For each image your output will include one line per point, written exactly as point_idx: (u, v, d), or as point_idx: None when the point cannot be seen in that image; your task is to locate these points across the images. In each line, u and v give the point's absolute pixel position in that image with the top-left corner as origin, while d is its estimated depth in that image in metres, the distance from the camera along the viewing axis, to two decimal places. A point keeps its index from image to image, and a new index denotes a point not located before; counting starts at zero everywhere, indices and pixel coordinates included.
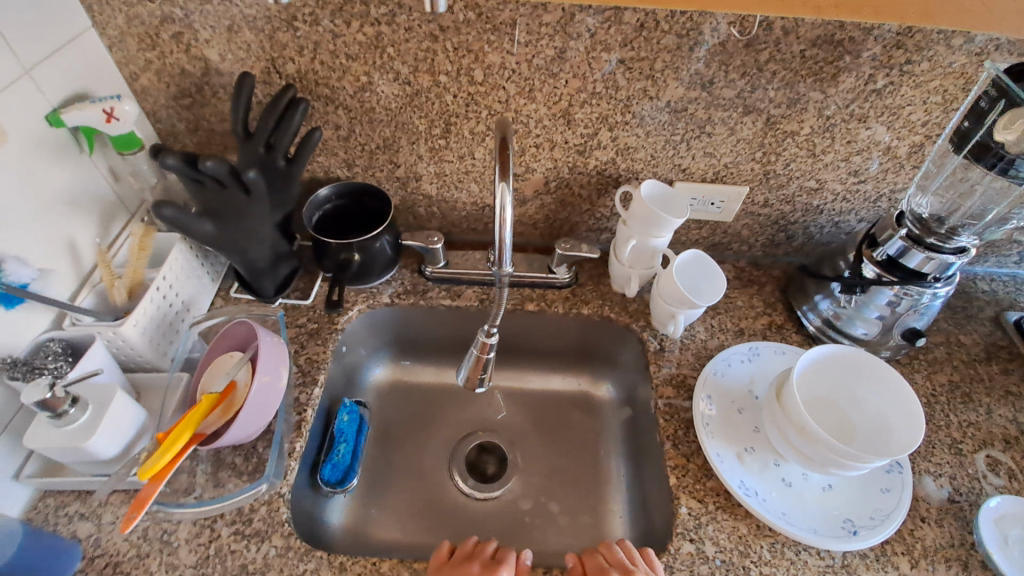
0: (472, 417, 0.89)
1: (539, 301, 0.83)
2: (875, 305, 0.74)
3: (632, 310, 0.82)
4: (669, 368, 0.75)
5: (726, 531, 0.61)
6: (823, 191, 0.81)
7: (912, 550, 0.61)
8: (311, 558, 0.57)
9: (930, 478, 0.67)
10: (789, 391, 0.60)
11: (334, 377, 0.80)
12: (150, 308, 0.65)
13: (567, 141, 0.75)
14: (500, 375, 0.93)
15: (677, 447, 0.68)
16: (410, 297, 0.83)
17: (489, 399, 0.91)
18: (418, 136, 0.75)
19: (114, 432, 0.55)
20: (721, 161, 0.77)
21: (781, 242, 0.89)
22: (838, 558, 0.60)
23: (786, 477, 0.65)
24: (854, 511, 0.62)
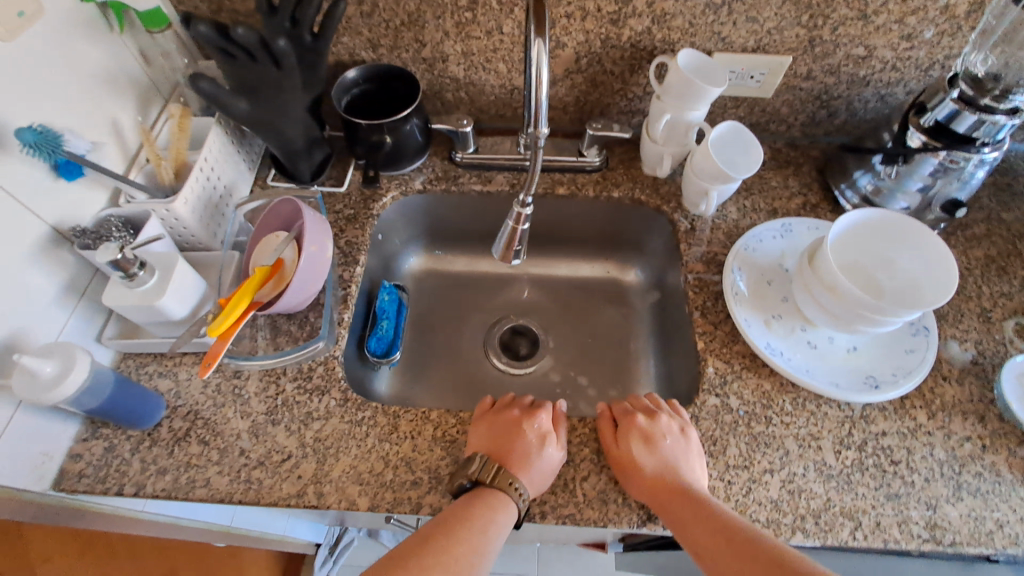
0: (505, 303, 0.93)
1: (570, 185, 0.83)
2: (917, 176, 0.72)
3: (664, 192, 0.82)
4: (699, 246, 0.76)
5: (750, 387, 0.65)
6: (871, 60, 0.77)
7: (931, 403, 0.64)
8: (367, 408, 0.63)
9: (956, 342, 0.69)
10: (823, 254, 0.60)
11: (373, 261, 0.83)
12: (196, 188, 0.68)
13: (600, 9, 0.72)
14: (530, 263, 0.96)
15: (705, 316, 0.70)
16: (442, 184, 0.83)
17: (520, 286, 0.94)
18: (444, 9, 0.72)
19: (180, 295, 0.60)
20: (763, 27, 0.73)
21: (822, 120, 0.85)
22: (857, 409, 0.64)
23: (812, 340, 0.67)
24: (876, 368, 0.65)
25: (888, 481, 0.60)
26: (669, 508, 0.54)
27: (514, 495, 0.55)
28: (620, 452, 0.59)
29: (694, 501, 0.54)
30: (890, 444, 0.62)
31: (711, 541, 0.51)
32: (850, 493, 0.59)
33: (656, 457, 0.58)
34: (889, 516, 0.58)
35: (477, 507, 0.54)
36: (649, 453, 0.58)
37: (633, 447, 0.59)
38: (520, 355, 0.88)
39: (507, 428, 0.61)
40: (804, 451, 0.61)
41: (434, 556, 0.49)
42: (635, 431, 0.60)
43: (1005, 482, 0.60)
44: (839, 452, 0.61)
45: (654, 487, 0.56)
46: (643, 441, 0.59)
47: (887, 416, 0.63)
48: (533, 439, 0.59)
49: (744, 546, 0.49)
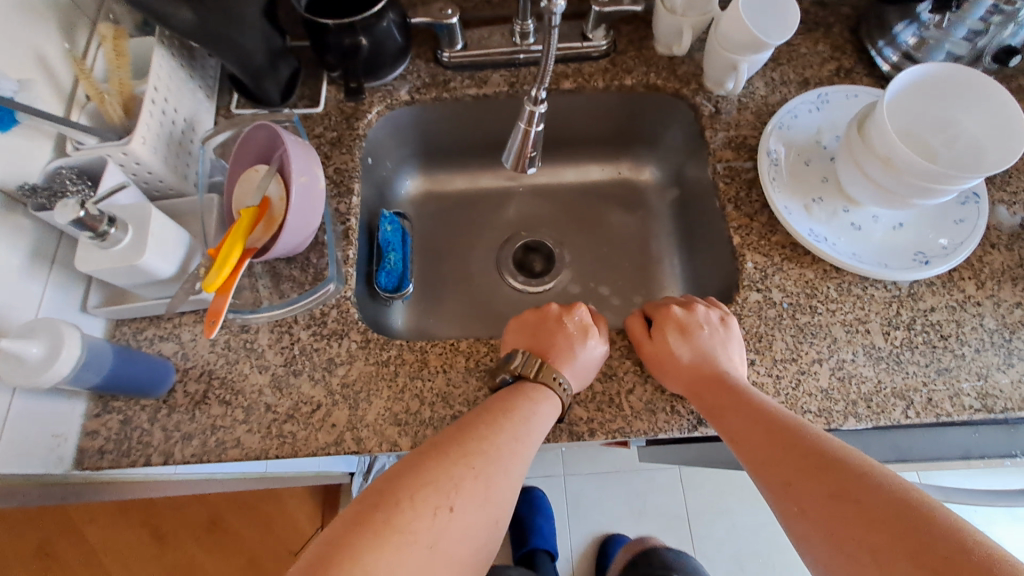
0: (514, 220, 0.86)
1: (576, 77, 0.74)
2: (968, 21, 0.64)
3: (681, 74, 0.72)
4: (726, 130, 0.69)
5: (793, 278, 0.61)
6: None
7: (979, 273, 0.61)
8: (392, 346, 0.59)
9: (1004, 207, 0.64)
10: (877, 116, 0.54)
11: (367, 188, 0.75)
12: (152, 124, 0.58)
13: None
14: (537, 174, 0.88)
15: (740, 208, 0.65)
16: (431, 91, 0.73)
17: (528, 199, 0.87)
18: None
19: (163, 250, 0.53)
20: None
21: None
22: (904, 288, 0.60)
23: (855, 221, 0.63)
24: (924, 243, 0.61)
25: (938, 356, 0.58)
26: (708, 400, 0.52)
27: (556, 387, 0.53)
28: (661, 351, 0.56)
29: (734, 393, 0.51)
30: (939, 319, 0.59)
31: (751, 426, 0.48)
32: (900, 373, 0.57)
33: (696, 354, 0.55)
34: (941, 391, 0.56)
35: (520, 398, 0.52)
36: (690, 350, 0.55)
37: (676, 344, 0.56)
38: (537, 272, 0.84)
39: (545, 327, 0.59)
40: (852, 337, 0.59)
41: (475, 442, 0.47)
42: (676, 329, 0.57)
43: None
44: (888, 333, 0.59)
45: (694, 380, 0.54)
46: (683, 338, 0.57)
47: (935, 292, 0.60)
48: (573, 333, 0.57)
49: (785, 433, 0.46)
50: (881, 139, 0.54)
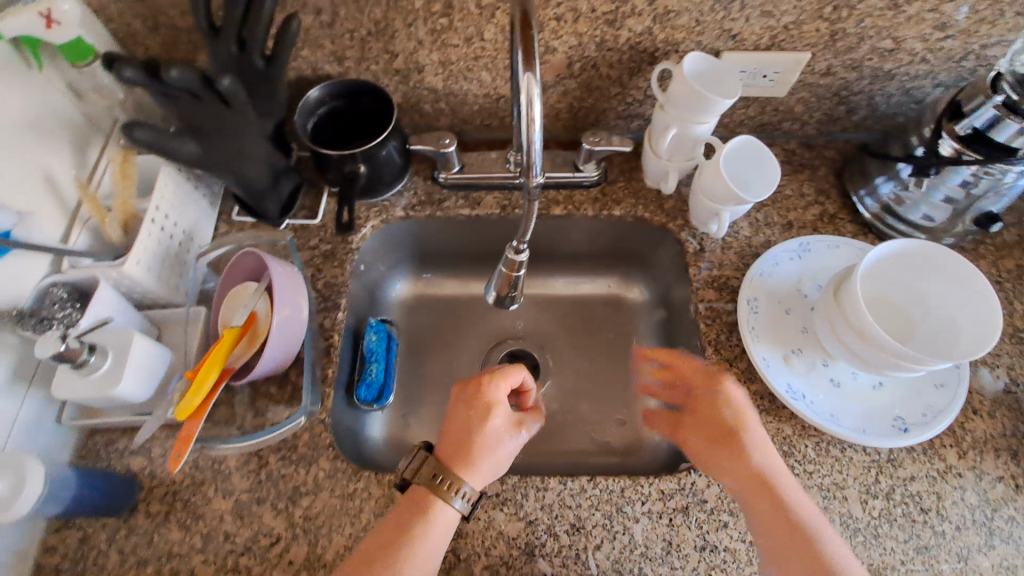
0: (502, 326, 0.87)
1: (566, 203, 0.77)
2: (946, 186, 0.66)
3: (668, 208, 0.76)
4: (709, 269, 0.71)
5: (770, 433, 0.60)
6: (898, 53, 0.69)
7: (961, 442, 0.60)
8: (359, 478, 0.58)
9: (987, 369, 0.64)
10: (852, 295, 0.55)
11: (357, 296, 0.77)
12: (150, 242, 0.60)
13: (595, 10, 0.64)
14: (526, 282, 0.89)
15: (719, 352, 0.65)
16: (426, 209, 0.76)
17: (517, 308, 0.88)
18: (416, 15, 0.64)
19: (140, 376, 0.54)
20: (779, 23, 0.65)
21: (840, 116, 0.78)
22: (884, 453, 0.60)
23: (835, 377, 0.63)
24: (905, 408, 0.60)
25: (918, 532, 0.56)
26: (755, 498, 0.52)
27: (449, 499, 0.52)
28: (719, 432, 0.56)
29: (781, 498, 0.52)
30: (918, 489, 0.58)
31: (786, 533, 0.50)
32: (877, 548, 0.55)
33: (751, 445, 0.54)
34: (919, 572, 0.54)
35: (413, 519, 0.51)
36: (745, 441, 0.54)
37: (731, 431, 0.55)
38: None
39: (463, 400, 0.57)
40: (829, 504, 0.57)
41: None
42: (732, 407, 0.56)
43: None
44: (866, 502, 0.57)
45: (748, 472, 0.53)
46: (740, 421, 0.55)
47: (915, 458, 0.60)
48: (483, 416, 0.55)
49: (819, 551, 0.48)
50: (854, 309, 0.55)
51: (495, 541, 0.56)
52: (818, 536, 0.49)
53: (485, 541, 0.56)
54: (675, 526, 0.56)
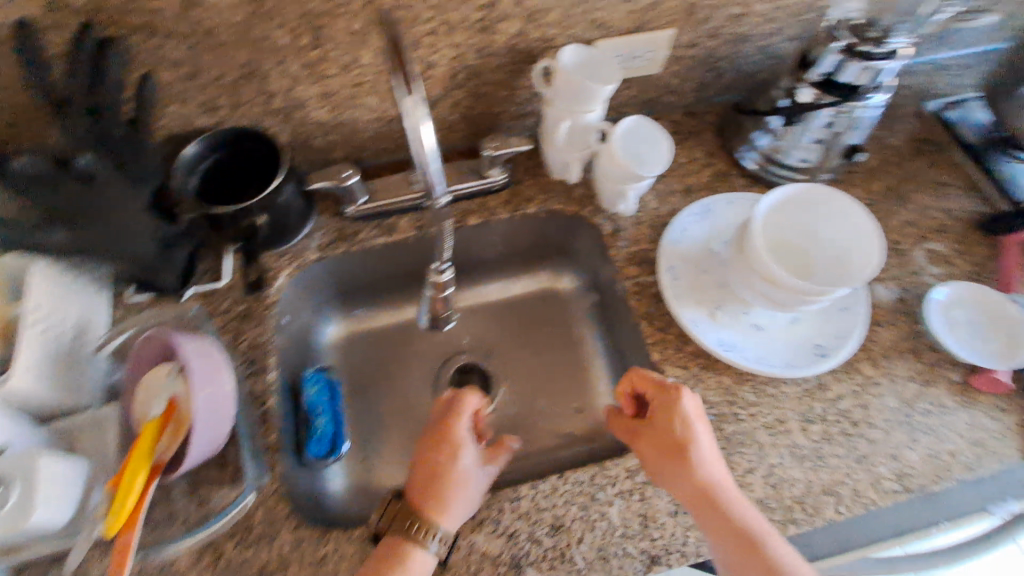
0: (445, 344, 0.86)
1: (481, 211, 0.77)
2: (812, 130, 0.73)
3: (578, 197, 0.78)
4: (627, 247, 0.74)
5: (713, 388, 0.64)
6: (749, 17, 0.74)
7: (872, 354, 0.67)
8: (328, 539, 0.56)
9: (880, 284, 0.71)
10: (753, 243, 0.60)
11: (287, 350, 0.73)
12: (35, 349, 0.54)
13: (466, 19, 0.64)
14: (460, 295, 0.89)
15: (653, 323, 0.68)
16: (341, 245, 0.74)
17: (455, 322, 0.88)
18: (284, 53, 0.62)
19: (54, 499, 0.49)
20: (640, 6, 0.68)
21: (712, 82, 0.84)
22: (812, 381, 0.65)
23: (757, 322, 0.67)
24: (821, 335, 0.66)
25: (854, 444, 0.62)
26: (703, 512, 0.53)
27: (425, 543, 0.52)
28: (669, 450, 0.55)
29: (727, 510, 0.52)
30: (848, 406, 0.64)
31: (731, 546, 0.51)
32: (824, 469, 0.60)
33: (698, 461, 0.54)
34: (862, 480, 0.60)
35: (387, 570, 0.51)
36: (693, 459, 0.54)
37: (680, 447, 0.55)
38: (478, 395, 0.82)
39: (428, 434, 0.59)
40: (776, 439, 0.62)
41: None
42: (683, 421, 0.56)
43: (950, 412, 0.64)
44: (807, 429, 0.62)
45: (692, 491, 0.53)
46: (687, 437, 0.55)
47: (839, 378, 0.65)
48: (454, 455, 0.57)
49: (767, 561, 0.50)
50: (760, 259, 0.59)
51: (481, 563, 0.55)
52: (767, 548, 0.51)
53: (471, 565, 0.55)
54: (647, 499, 0.58)
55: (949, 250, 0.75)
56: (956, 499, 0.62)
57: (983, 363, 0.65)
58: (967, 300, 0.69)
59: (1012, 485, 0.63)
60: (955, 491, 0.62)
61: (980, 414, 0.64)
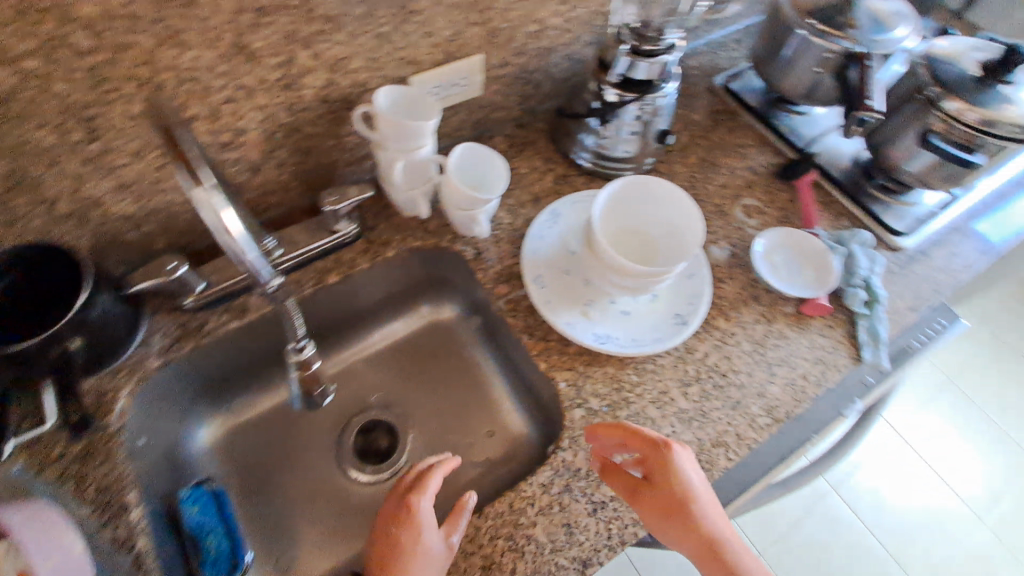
0: (339, 409, 0.83)
1: (339, 267, 0.74)
2: (627, 124, 0.80)
3: (434, 229, 0.78)
4: (492, 268, 0.75)
5: (600, 380, 0.68)
6: (546, 31, 0.79)
7: (723, 308, 0.75)
8: None
9: (715, 246, 0.81)
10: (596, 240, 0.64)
11: (154, 473, 0.65)
12: None
13: (266, 80, 0.61)
14: (342, 355, 0.86)
15: (533, 335, 0.71)
16: (187, 342, 0.67)
17: (343, 384, 0.85)
18: (56, 153, 0.54)
19: None
20: (442, 38, 0.70)
21: (533, 93, 0.88)
22: (682, 347, 0.71)
23: (623, 307, 0.73)
24: (678, 305, 0.73)
25: (728, 393, 0.69)
26: (706, 561, 0.57)
27: None
28: (675, 509, 0.57)
29: (728, 559, 0.56)
30: (714, 360, 0.71)
31: None
32: (709, 424, 0.67)
33: (702, 514, 0.57)
34: (741, 423, 0.67)
35: None
36: (696, 515, 0.57)
37: (683, 505, 0.57)
38: (384, 450, 0.82)
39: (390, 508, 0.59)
40: (664, 410, 0.67)
41: None
42: (681, 482, 0.57)
43: (792, 341, 0.74)
44: (687, 392, 0.68)
45: (697, 545, 0.57)
46: (690, 493, 0.57)
47: (702, 338, 0.73)
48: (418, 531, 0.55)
49: None
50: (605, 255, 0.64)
51: None
52: None
53: None
54: (567, 507, 0.60)
55: (760, 201, 0.86)
56: (815, 414, 0.71)
57: (807, 292, 0.75)
58: (783, 241, 0.80)
59: (856, 388, 0.72)
60: (812, 407, 0.71)
61: (815, 335, 0.74)
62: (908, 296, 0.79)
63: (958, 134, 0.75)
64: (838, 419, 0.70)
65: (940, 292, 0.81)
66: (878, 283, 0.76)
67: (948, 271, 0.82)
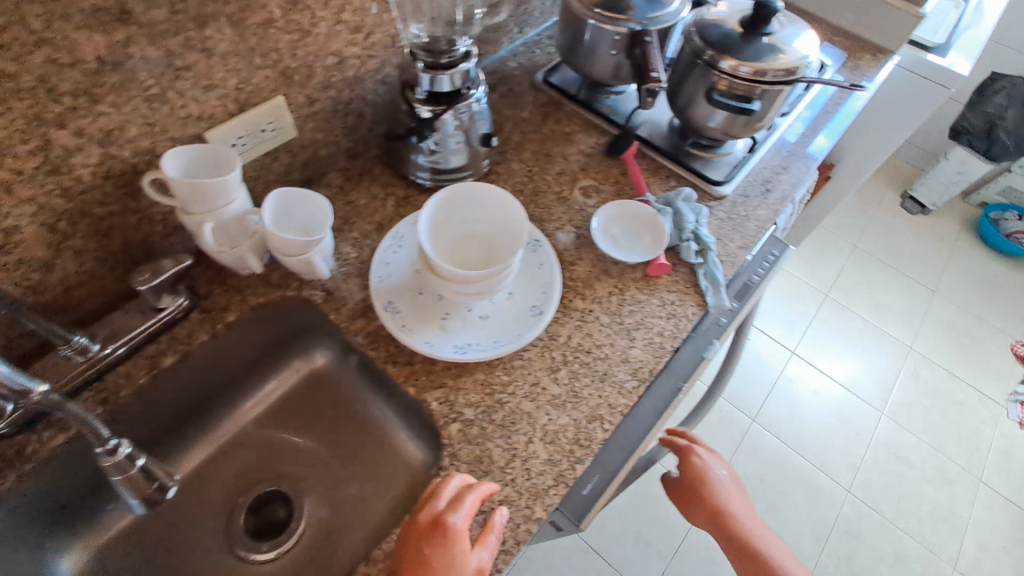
0: (222, 493, 0.79)
1: (176, 345, 0.69)
2: (450, 135, 0.81)
3: (277, 280, 0.75)
4: (344, 305, 0.74)
5: (471, 389, 0.69)
6: (347, 61, 0.79)
7: (578, 289, 0.78)
8: None
9: (561, 232, 0.84)
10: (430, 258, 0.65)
11: None
12: None
13: (24, 170, 0.56)
14: (216, 434, 0.81)
15: (397, 362, 0.70)
16: (7, 477, 0.62)
17: (224, 464, 0.80)
18: None
19: None
20: (228, 88, 0.67)
21: (357, 123, 0.88)
22: (544, 336, 0.74)
23: (481, 312, 0.74)
24: (532, 297, 0.75)
25: (595, 368, 0.72)
26: (698, 503, 0.77)
27: None
28: (687, 485, 0.78)
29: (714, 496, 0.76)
30: (577, 340, 0.74)
31: (723, 529, 0.75)
32: (582, 403, 0.69)
33: (704, 479, 0.77)
34: (612, 394, 0.70)
35: None
36: (700, 479, 0.77)
37: (694, 479, 0.77)
38: (282, 520, 0.78)
39: (419, 526, 0.56)
40: (538, 401, 0.69)
41: None
42: (697, 467, 0.78)
43: (645, 303, 0.78)
44: (556, 378, 0.70)
45: (695, 496, 0.77)
46: (703, 470, 0.78)
47: (562, 322, 0.75)
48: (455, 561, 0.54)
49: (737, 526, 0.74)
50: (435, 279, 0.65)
51: None
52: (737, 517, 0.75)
53: None
54: None
55: (596, 180, 0.91)
56: (681, 361, 0.77)
57: (648, 255, 0.80)
58: (619, 214, 0.85)
59: (712, 330, 0.80)
60: (677, 357, 0.77)
61: (664, 293, 0.79)
62: (738, 237, 0.87)
63: (740, 88, 0.83)
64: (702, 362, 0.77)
65: (764, 227, 0.88)
66: (706, 231, 0.82)
67: (768, 206, 0.91)
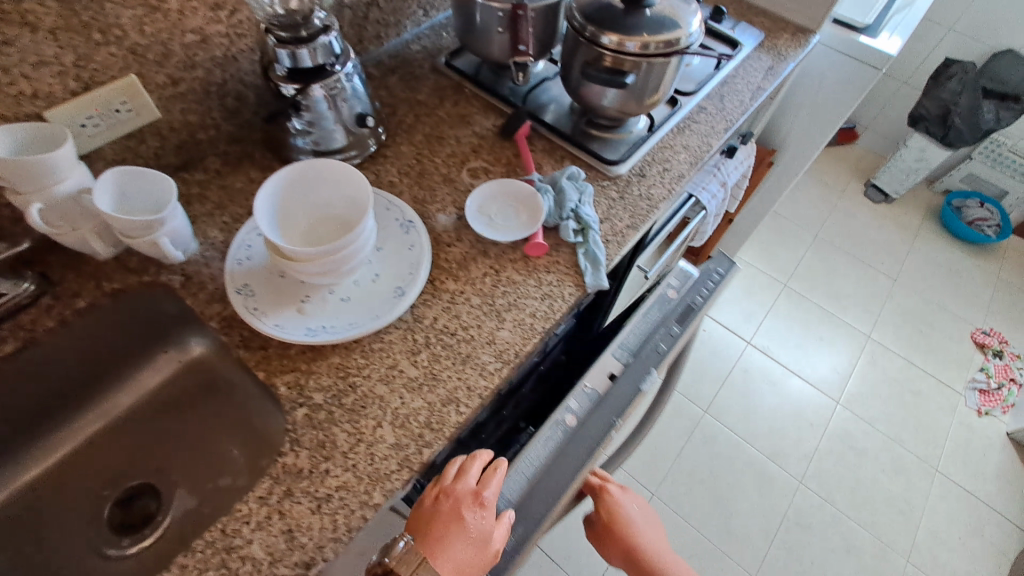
0: (90, 485, 0.77)
1: (20, 330, 0.69)
2: (324, 114, 0.78)
3: (136, 265, 0.73)
4: (202, 290, 0.72)
5: (324, 373, 0.67)
6: (212, 40, 0.76)
7: (451, 270, 0.76)
8: None
9: (442, 213, 0.81)
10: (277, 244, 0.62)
11: None
12: None
13: None
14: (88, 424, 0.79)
15: (249, 347, 0.68)
16: None
17: (94, 455, 0.78)
18: None
19: None
20: (65, 65, 0.65)
21: (237, 106, 0.85)
22: (408, 318, 0.71)
23: (343, 294, 0.71)
24: (398, 278, 0.73)
25: (457, 350, 0.70)
26: (630, 556, 0.92)
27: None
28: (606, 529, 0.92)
29: (633, 532, 0.92)
30: (442, 322, 0.71)
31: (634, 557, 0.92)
32: (439, 385, 0.67)
33: (628, 521, 0.92)
34: (472, 376, 0.68)
35: None
36: (619, 517, 0.91)
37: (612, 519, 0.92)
38: (152, 513, 0.75)
39: (461, 498, 0.64)
40: (392, 385, 0.66)
41: None
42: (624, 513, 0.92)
43: (520, 283, 0.76)
44: (415, 360, 0.68)
45: (608, 524, 0.91)
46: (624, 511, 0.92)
47: (430, 304, 0.73)
48: (484, 535, 0.64)
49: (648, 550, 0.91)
50: (301, 266, 0.63)
51: None
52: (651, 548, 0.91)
53: None
54: (286, 513, 0.58)
55: (487, 162, 0.89)
56: (613, 399, 0.83)
57: (524, 233, 0.78)
58: (500, 194, 0.83)
59: (652, 358, 0.89)
60: (610, 394, 0.84)
61: (542, 274, 0.77)
62: (628, 216, 0.84)
63: (626, 64, 0.80)
64: (637, 394, 0.84)
65: (657, 206, 0.86)
66: (587, 211, 0.80)
67: (662, 185, 0.88)
